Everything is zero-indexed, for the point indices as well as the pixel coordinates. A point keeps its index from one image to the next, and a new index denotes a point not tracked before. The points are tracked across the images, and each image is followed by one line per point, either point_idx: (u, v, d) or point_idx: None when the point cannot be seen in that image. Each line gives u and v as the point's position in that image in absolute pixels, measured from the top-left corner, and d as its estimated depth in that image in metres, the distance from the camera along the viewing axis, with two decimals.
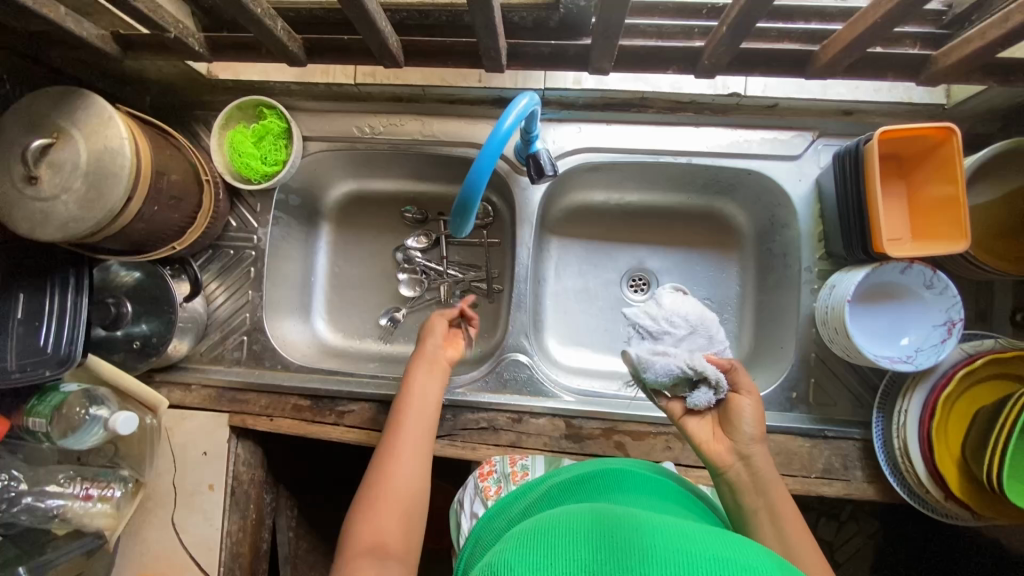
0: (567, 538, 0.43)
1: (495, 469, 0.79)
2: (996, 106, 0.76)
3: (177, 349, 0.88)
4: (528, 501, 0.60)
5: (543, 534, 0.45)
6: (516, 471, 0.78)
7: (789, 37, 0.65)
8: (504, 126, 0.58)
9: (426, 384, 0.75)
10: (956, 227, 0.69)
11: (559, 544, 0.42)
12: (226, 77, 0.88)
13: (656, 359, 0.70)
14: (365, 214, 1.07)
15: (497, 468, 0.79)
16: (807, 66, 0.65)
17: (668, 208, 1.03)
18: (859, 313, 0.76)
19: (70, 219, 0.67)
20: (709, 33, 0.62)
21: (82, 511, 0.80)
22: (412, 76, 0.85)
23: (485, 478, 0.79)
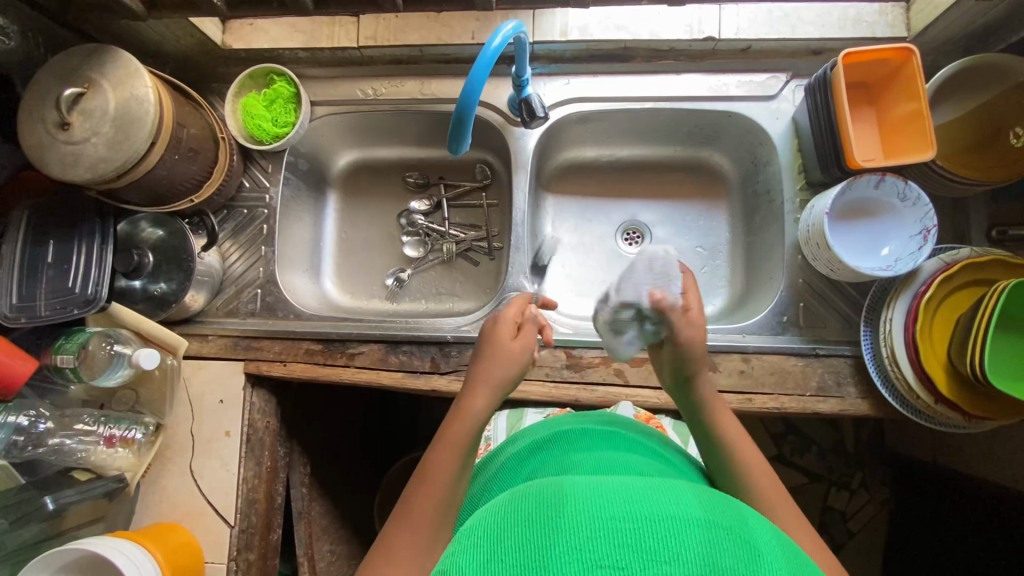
0: (516, 522, 0.42)
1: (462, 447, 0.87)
2: (953, 33, 0.82)
3: (194, 302, 0.92)
4: (503, 463, 0.64)
5: (488, 531, 0.43)
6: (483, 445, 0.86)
7: None
8: (492, 46, 0.63)
9: (488, 397, 0.63)
10: (921, 139, 0.74)
11: (509, 532, 0.42)
12: (240, 48, 0.96)
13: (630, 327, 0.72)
14: (369, 180, 1.13)
15: None
16: None
17: (656, 161, 1.08)
18: (841, 231, 0.81)
19: (99, 160, 0.74)
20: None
21: (105, 456, 0.85)
22: (410, 37, 0.93)
23: None
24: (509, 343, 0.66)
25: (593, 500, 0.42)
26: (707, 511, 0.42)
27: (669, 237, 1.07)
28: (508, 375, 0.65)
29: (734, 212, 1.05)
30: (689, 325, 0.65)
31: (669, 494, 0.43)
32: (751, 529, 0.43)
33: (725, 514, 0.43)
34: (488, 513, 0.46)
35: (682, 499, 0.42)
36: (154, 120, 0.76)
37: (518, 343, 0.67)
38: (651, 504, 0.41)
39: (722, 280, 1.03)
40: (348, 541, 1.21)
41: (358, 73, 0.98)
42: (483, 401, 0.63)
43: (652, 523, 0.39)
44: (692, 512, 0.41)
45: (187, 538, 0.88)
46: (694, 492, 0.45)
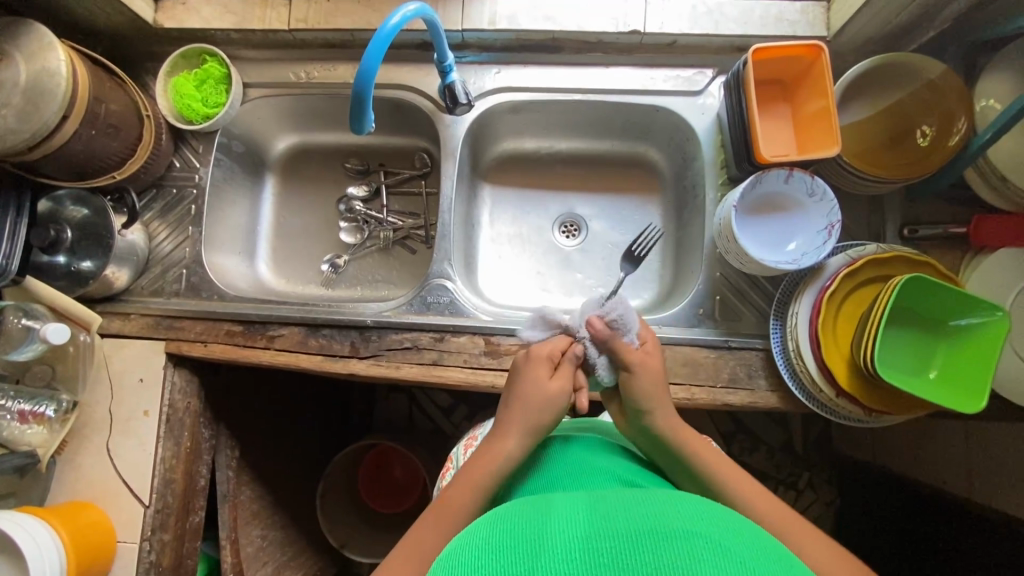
0: (499, 537, 0.43)
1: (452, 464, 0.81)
2: (870, 34, 0.83)
3: (117, 279, 0.92)
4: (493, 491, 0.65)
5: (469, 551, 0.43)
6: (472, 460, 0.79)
7: None
8: (390, 24, 0.66)
9: (523, 436, 0.62)
10: (829, 135, 0.76)
11: (492, 545, 0.43)
12: (172, 27, 0.95)
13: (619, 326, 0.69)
14: (310, 165, 1.13)
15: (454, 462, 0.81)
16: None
17: (594, 155, 1.09)
18: (753, 224, 0.82)
19: (7, 132, 0.74)
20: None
21: (19, 431, 0.86)
22: (340, 21, 0.93)
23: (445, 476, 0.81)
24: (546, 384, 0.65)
25: (578, 520, 0.43)
26: (694, 522, 0.42)
27: (605, 231, 1.08)
28: (542, 415, 0.63)
29: (667, 208, 1.06)
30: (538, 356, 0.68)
31: (655, 510, 0.43)
32: (745, 538, 0.41)
33: (714, 522, 0.42)
34: (472, 528, 0.47)
35: (668, 513, 0.43)
36: (64, 93, 0.75)
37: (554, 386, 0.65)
38: (637, 521, 0.42)
39: (654, 275, 1.04)
40: (283, 527, 1.21)
41: (291, 56, 0.99)
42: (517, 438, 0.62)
43: (632, 540, 0.40)
44: (677, 523, 0.41)
45: (99, 517, 0.88)
46: (686, 502, 0.45)
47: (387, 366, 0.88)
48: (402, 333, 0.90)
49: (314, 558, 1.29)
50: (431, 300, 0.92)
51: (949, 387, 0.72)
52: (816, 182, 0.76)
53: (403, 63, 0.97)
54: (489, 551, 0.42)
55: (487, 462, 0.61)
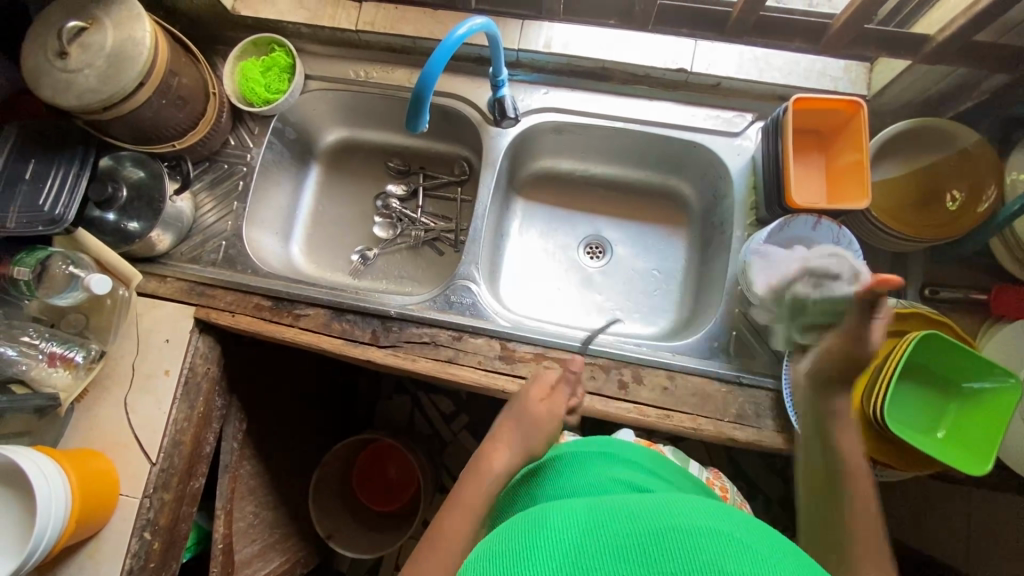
0: (531, 536, 0.45)
1: None
2: (910, 97, 0.86)
3: (161, 242, 0.96)
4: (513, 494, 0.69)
5: (500, 550, 0.45)
6: None
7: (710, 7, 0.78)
8: (456, 35, 0.71)
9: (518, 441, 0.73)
10: (860, 188, 0.78)
11: (523, 543, 0.45)
12: (247, 15, 1.01)
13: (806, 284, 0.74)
14: (354, 159, 1.18)
15: None
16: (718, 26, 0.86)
17: (626, 182, 1.12)
18: (779, 266, 0.83)
19: (88, 90, 0.79)
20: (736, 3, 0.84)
21: (45, 373, 0.87)
22: (405, 28, 0.99)
23: None
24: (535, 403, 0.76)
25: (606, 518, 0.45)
26: (719, 522, 0.44)
27: (629, 257, 1.11)
28: (535, 429, 0.74)
29: (692, 242, 1.08)
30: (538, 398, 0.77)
31: (681, 510, 0.45)
32: (765, 538, 0.44)
33: (734, 523, 0.45)
34: (502, 532, 0.49)
35: (693, 512, 0.45)
36: (145, 62, 0.81)
37: (546, 407, 0.76)
38: (665, 518, 0.44)
39: (671, 306, 1.06)
40: (275, 508, 1.22)
41: (353, 54, 1.04)
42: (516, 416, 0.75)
43: (662, 535, 0.42)
44: (703, 522, 0.43)
45: (106, 467, 0.90)
46: (706, 505, 0.47)
47: (404, 358, 0.90)
48: (422, 327, 0.92)
49: (300, 544, 1.29)
50: (454, 299, 0.95)
51: (961, 448, 0.72)
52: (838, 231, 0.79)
53: (457, 75, 1.02)
54: (527, 545, 0.44)
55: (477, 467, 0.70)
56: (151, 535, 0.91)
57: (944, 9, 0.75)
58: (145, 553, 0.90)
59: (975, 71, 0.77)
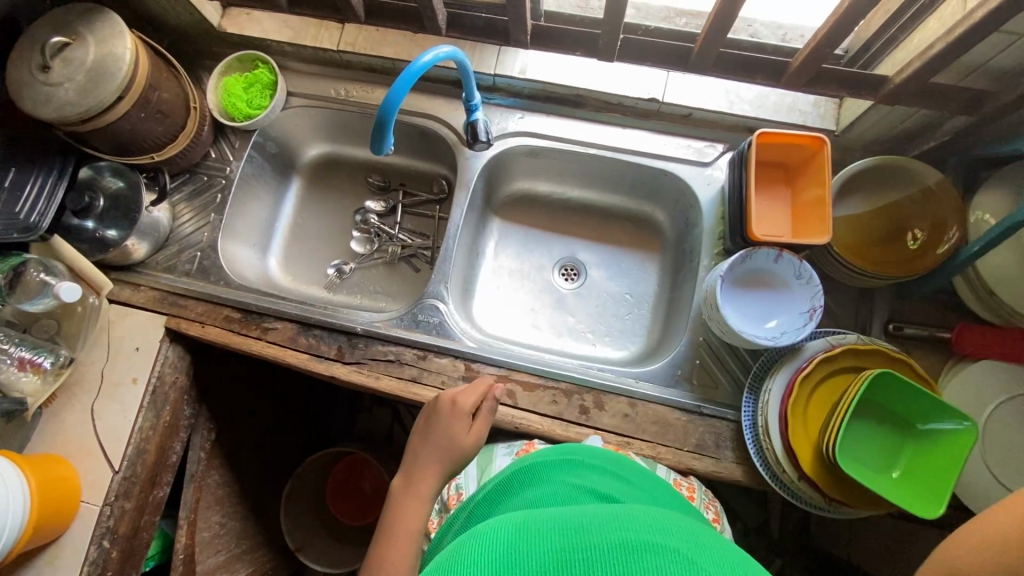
0: (459, 558, 0.41)
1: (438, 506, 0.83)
2: (877, 134, 0.87)
3: (136, 251, 0.98)
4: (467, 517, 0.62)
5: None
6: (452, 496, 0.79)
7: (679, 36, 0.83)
8: (422, 62, 0.72)
9: (439, 479, 0.70)
10: (822, 224, 0.79)
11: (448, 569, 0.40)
12: (233, 33, 1.04)
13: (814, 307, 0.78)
14: (335, 174, 1.20)
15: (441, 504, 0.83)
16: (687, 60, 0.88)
17: (602, 206, 1.13)
18: (739, 296, 0.83)
19: (67, 103, 0.81)
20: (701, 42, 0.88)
21: (15, 377, 0.88)
22: (385, 50, 1.01)
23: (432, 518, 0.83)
24: (461, 434, 0.73)
25: (538, 534, 0.41)
26: (662, 537, 0.39)
27: (602, 280, 1.11)
28: (455, 461, 0.72)
29: (665, 267, 1.09)
30: (456, 416, 0.74)
31: (620, 523, 0.40)
32: (719, 554, 0.37)
33: (682, 538, 0.39)
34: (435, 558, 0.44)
35: (633, 525, 0.40)
36: (124, 77, 0.83)
37: (470, 431, 0.74)
38: (602, 534, 0.39)
39: (642, 332, 1.06)
40: (244, 519, 1.22)
41: (335, 73, 1.06)
42: (432, 449, 0.72)
43: (593, 558, 0.37)
44: (642, 537, 0.38)
45: (69, 473, 0.91)
46: (654, 517, 0.41)
47: (368, 375, 0.91)
48: (388, 345, 0.93)
49: (267, 555, 1.28)
50: (421, 318, 0.95)
51: (915, 486, 0.71)
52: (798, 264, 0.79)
53: (437, 96, 1.03)
54: (455, 561, 0.41)
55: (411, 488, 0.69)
56: (110, 543, 0.91)
57: (907, 49, 0.76)
58: (102, 561, 0.90)
59: (936, 112, 0.78)
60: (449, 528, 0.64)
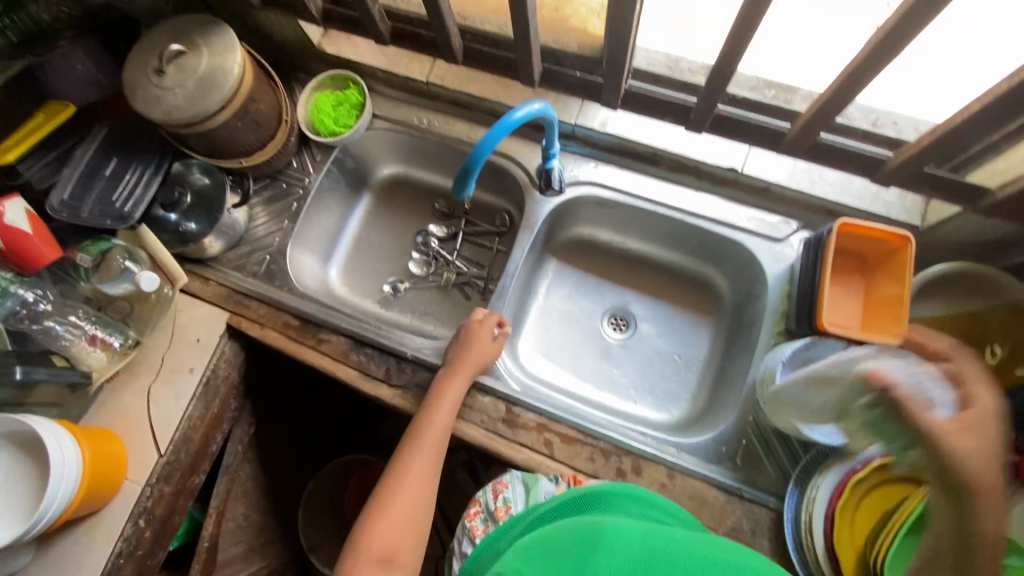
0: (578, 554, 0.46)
1: (481, 508, 0.80)
2: (963, 238, 0.84)
3: (211, 247, 1.03)
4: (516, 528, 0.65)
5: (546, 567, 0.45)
6: (499, 507, 0.78)
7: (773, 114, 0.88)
8: (514, 116, 0.74)
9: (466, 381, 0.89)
10: (896, 324, 0.76)
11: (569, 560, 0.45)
12: (331, 52, 1.09)
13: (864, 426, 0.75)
14: (403, 194, 1.23)
15: (482, 507, 0.80)
16: (779, 141, 0.88)
17: (662, 262, 1.12)
18: (797, 384, 0.81)
19: (175, 108, 0.86)
20: (796, 122, 0.84)
21: (84, 351, 0.93)
22: (472, 86, 1.05)
23: (473, 518, 0.80)
24: (483, 350, 0.91)
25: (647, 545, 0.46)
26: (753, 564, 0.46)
27: (652, 336, 1.10)
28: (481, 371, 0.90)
29: (717, 334, 1.07)
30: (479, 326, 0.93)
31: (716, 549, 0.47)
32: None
33: (766, 565, 0.46)
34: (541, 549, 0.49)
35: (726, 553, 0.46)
36: (229, 89, 0.88)
37: (490, 344, 0.93)
38: (704, 553, 0.46)
39: (687, 396, 1.04)
40: (265, 513, 1.25)
41: (420, 103, 1.09)
42: (459, 384, 0.89)
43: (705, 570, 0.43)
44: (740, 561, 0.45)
45: (118, 450, 0.95)
46: (737, 549, 0.48)
47: (411, 401, 0.92)
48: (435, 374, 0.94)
49: (281, 551, 1.31)
50: None
51: None
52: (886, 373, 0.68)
53: (515, 136, 1.05)
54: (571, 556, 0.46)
55: (444, 392, 0.87)
56: (145, 523, 0.95)
57: (1009, 160, 0.74)
58: (136, 539, 0.94)
59: None
60: (495, 544, 0.64)
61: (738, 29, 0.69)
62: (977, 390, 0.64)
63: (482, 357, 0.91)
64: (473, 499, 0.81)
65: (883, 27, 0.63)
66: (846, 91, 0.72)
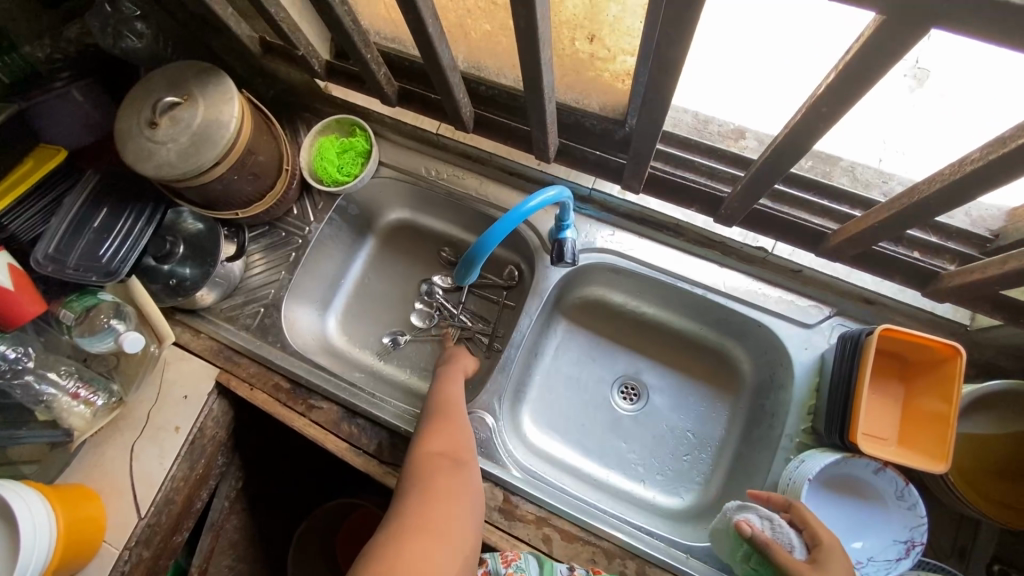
0: None
1: (488, 569, 0.75)
2: (1017, 344, 0.76)
3: (203, 299, 0.98)
4: None
5: None
6: (511, 573, 0.73)
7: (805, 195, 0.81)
8: (529, 205, 0.67)
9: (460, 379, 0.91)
10: (938, 446, 0.69)
11: None
12: (337, 96, 1.04)
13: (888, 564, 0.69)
14: (408, 241, 1.17)
15: (490, 568, 0.75)
16: (820, 244, 0.82)
17: (679, 330, 1.05)
18: (823, 499, 0.74)
19: (166, 164, 0.81)
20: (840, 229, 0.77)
21: (67, 407, 0.89)
22: (484, 143, 0.98)
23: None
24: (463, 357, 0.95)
25: None
26: None
27: (664, 410, 1.03)
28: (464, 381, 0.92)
29: (735, 415, 0.99)
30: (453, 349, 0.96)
31: None
32: None
33: None
34: None
35: None
36: (225, 144, 0.82)
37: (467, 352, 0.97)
38: None
39: (699, 481, 0.97)
40: (252, 562, 1.21)
41: (429, 152, 1.03)
42: (455, 387, 0.89)
43: None
44: None
45: (96, 513, 0.90)
46: None
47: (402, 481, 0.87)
48: None
49: None
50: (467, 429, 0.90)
51: None
52: (755, 517, 0.67)
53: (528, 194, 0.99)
54: None
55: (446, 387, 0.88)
56: None
57: None
58: None
59: None
60: None
61: (789, 139, 0.59)
62: (824, 532, 0.65)
63: (466, 372, 0.94)
64: (480, 558, 0.77)
65: (963, 164, 0.54)
66: (914, 218, 0.63)
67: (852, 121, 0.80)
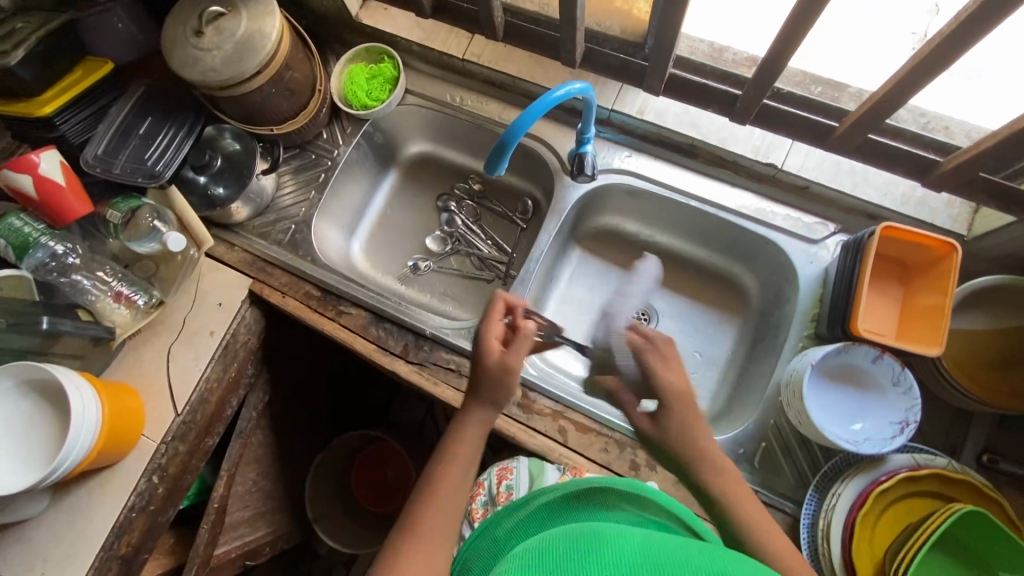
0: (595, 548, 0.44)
1: (485, 489, 0.91)
2: (1011, 251, 0.81)
3: (237, 213, 1.03)
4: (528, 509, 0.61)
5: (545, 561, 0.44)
6: (501, 491, 0.89)
7: (817, 111, 0.86)
8: (555, 95, 0.74)
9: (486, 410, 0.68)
10: (933, 334, 0.74)
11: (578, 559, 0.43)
12: (367, 24, 1.08)
13: (885, 444, 0.73)
14: (429, 172, 1.22)
15: (487, 489, 0.91)
16: (828, 137, 0.86)
17: (690, 258, 1.10)
18: (824, 389, 0.80)
19: (211, 70, 0.86)
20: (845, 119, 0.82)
21: (110, 307, 0.94)
22: (508, 66, 1.03)
23: (476, 500, 0.91)
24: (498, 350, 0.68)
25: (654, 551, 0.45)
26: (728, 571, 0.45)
27: (674, 332, 1.08)
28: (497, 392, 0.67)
29: (742, 334, 1.04)
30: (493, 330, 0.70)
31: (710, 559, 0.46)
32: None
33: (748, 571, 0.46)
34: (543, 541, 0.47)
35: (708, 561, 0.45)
36: (267, 55, 0.87)
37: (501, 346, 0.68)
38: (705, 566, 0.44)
39: (705, 395, 1.02)
40: (274, 480, 1.26)
41: (455, 80, 1.08)
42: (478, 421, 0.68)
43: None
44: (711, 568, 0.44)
45: (136, 407, 0.95)
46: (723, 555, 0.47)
47: (427, 379, 0.92)
48: (453, 354, 0.94)
49: (287, 520, 1.32)
50: None
51: None
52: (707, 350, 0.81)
53: (548, 119, 1.03)
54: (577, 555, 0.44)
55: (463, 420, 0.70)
56: (158, 480, 0.96)
57: None
58: (148, 494, 0.95)
59: None
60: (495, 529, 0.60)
61: (800, 15, 0.66)
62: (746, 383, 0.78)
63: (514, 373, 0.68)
64: (478, 481, 0.92)
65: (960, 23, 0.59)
66: (912, 85, 0.69)
67: (863, 57, 0.81)
